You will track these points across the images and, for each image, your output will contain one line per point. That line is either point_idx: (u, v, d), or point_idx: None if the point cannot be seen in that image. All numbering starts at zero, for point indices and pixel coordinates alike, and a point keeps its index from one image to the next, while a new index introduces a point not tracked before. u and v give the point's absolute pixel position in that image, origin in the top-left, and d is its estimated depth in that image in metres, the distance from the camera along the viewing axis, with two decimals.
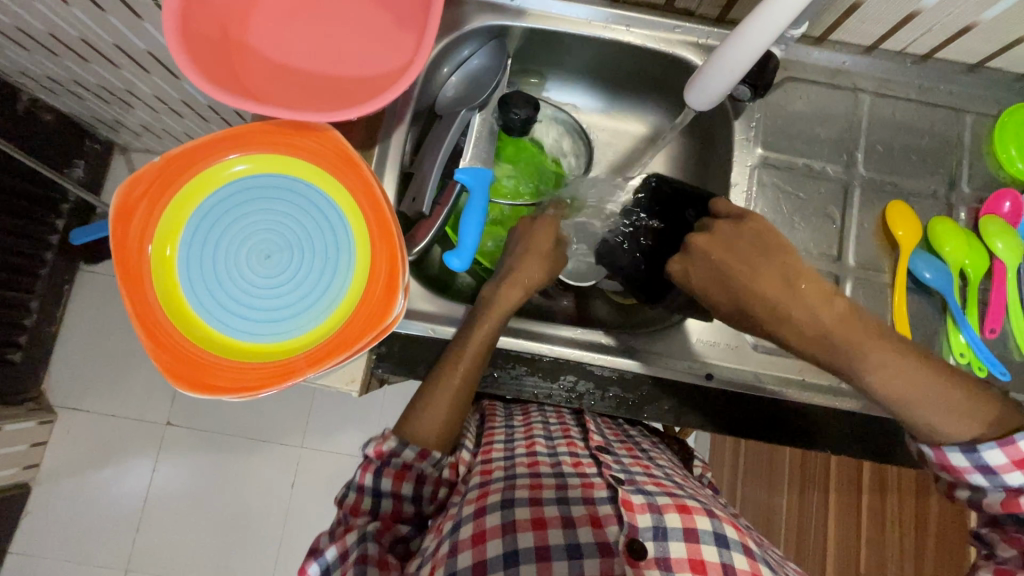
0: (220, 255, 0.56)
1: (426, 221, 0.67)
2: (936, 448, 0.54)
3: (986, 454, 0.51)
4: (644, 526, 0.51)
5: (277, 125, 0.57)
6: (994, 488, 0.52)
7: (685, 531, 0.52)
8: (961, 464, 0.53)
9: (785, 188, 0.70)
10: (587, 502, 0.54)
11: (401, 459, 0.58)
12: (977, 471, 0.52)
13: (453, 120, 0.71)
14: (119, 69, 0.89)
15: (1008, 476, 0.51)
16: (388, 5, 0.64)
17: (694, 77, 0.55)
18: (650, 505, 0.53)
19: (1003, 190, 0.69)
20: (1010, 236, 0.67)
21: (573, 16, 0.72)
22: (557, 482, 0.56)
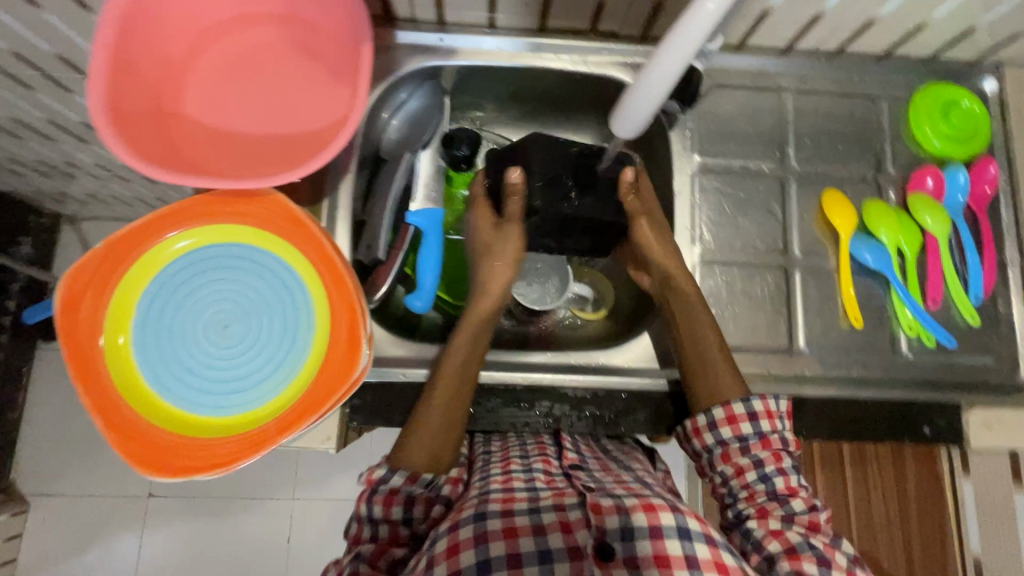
0: (176, 332, 0.56)
1: (384, 266, 0.68)
2: (726, 405, 0.60)
3: (753, 403, 0.60)
4: (611, 527, 0.51)
5: (220, 195, 0.57)
6: (756, 436, 0.60)
7: (651, 530, 0.51)
8: (741, 412, 0.60)
9: (725, 190, 0.73)
10: (558, 508, 0.54)
11: (389, 485, 0.56)
12: (747, 419, 0.60)
13: (399, 162, 0.73)
14: (55, 143, 0.87)
15: (762, 423, 0.60)
16: (323, 59, 0.64)
17: (617, 108, 0.56)
18: (618, 506, 0.52)
19: (925, 168, 0.73)
20: (936, 211, 0.71)
21: (505, 50, 0.74)
22: (529, 493, 0.55)
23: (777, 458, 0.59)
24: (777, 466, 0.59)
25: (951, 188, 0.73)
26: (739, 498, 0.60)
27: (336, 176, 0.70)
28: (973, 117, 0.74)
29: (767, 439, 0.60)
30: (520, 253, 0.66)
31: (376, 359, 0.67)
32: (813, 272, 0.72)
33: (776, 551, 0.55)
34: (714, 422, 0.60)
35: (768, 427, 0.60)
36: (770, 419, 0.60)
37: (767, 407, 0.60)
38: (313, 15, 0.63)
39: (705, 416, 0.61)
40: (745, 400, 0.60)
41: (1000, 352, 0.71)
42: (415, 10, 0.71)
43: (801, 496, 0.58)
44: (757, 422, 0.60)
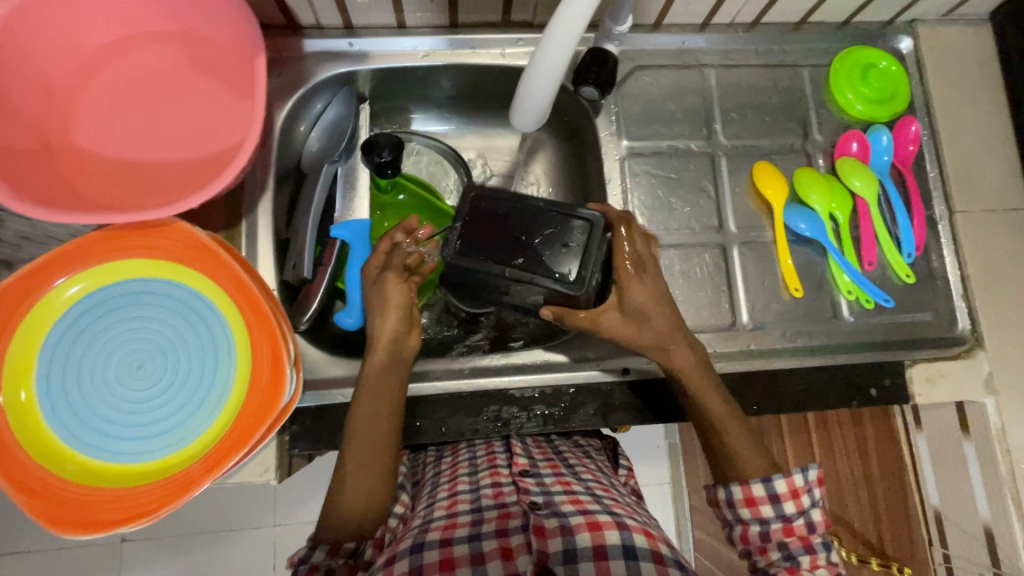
0: (84, 379, 0.52)
1: (312, 284, 0.66)
2: (743, 484, 0.60)
3: (776, 483, 0.59)
4: (553, 550, 0.52)
5: (119, 229, 0.54)
6: (777, 519, 0.59)
7: (594, 550, 0.52)
8: (759, 494, 0.59)
9: (656, 173, 0.73)
10: (500, 534, 0.54)
11: (310, 562, 0.55)
12: (768, 500, 0.59)
13: (319, 176, 0.71)
14: None
15: (787, 504, 0.59)
16: (222, 76, 0.61)
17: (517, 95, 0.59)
18: (562, 527, 0.54)
19: (848, 134, 0.73)
20: (863, 173, 0.71)
21: (419, 50, 0.72)
22: (473, 519, 0.56)
23: (805, 539, 0.59)
24: (803, 547, 0.59)
25: (875, 150, 0.73)
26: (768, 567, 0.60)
27: (252, 195, 0.67)
28: (891, 77, 0.75)
29: (789, 522, 0.59)
30: (406, 301, 0.62)
31: (312, 382, 0.64)
32: (751, 246, 0.71)
33: None
34: (733, 501, 0.61)
35: (792, 508, 0.59)
36: (796, 499, 0.59)
37: (794, 487, 0.59)
38: (204, 29, 0.60)
39: (724, 490, 0.61)
40: (766, 480, 0.59)
41: (938, 307, 0.71)
42: (319, 16, 0.69)
43: (824, 565, 0.58)
44: (781, 503, 0.59)
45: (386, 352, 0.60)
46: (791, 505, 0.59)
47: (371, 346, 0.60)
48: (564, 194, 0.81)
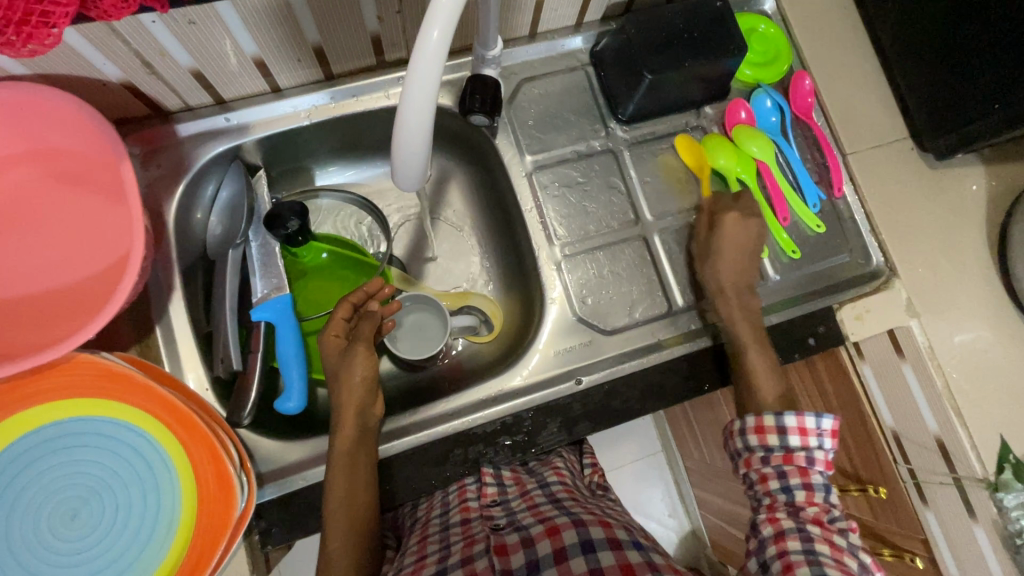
0: (13, 545, 0.48)
1: (244, 376, 0.63)
2: (755, 414, 0.62)
3: (785, 417, 0.61)
4: (517, 565, 0.51)
5: (13, 378, 0.50)
6: (782, 448, 0.61)
7: (555, 555, 0.50)
8: (796, 425, 0.60)
9: (564, 180, 0.73)
10: (465, 562, 0.53)
11: None
12: (806, 440, 0.60)
13: (226, 260, 0.67)
14: None
15: (791, 437, 0.60)
16: (89, 187, 0.57)
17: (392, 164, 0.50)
18: (523, 541, 0.53)
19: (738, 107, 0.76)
20: (759, 138, 0.74)
21: (301, 109, 0.70)
22: (440, 554, 0.55)
23: (805, 475, 0.60)
24: (801, 480, 0.60)
25: (761, 114, 0.78)
26: (755, 483, 0.63)
27: (160, 299, 0.63)
28: (771, 40, 0.78)
29: (791, 455, 0.60)
30: (372, 372, 0.62)
31: (267, 474, 0.62)
32: (671, 230, 0.73)
33: (767, 535, 0.58)
34: (744, 428, 0.63)
35: (797, 442, 0.60)
36: (804, 436, 0.60)
37: (805, 424, 0.60)
38: (58, 143, 0.56)
39: (739, 422, 0.64)
40: (775, 413, 0.61)
41: (852, 248, 0.77)
42: (185, 98, 0.65)
43: (817, 505, 0.59)
44: (786, 436, 0.60)
45: (355, 424, 0.59)
46: (795, 477, 0.60)
47: (338, 422, 0.59)
48: (484, 216, 0.82)
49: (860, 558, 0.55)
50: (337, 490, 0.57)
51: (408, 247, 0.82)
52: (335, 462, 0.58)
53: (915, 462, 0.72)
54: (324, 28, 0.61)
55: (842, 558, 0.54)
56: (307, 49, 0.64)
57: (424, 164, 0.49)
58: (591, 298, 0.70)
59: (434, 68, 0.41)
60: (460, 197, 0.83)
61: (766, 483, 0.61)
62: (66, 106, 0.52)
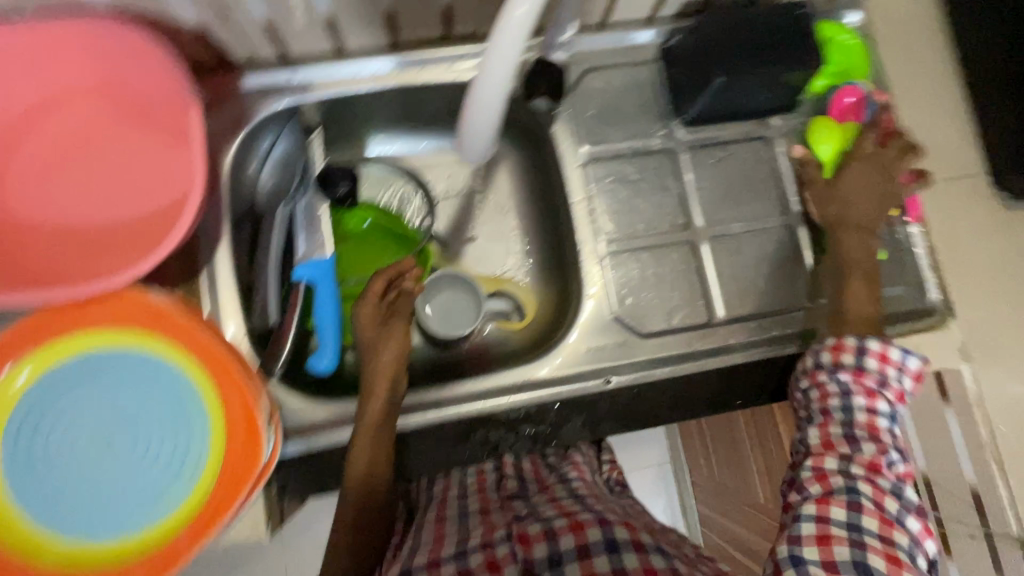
0: (50, 466, 0.50)
1: (280, 330, 0.64)
2: (838, 336, 0.59)
3: (869, 341, 0.58)
4: (539, 556, 0.50)
5: (64, 305, 0.52)
6: (853, 369, 0.57)
7: (579, 550, 0.49)
8: (879, 346, 0.57)
9: (618, 174, 0.72)
10: (485, 547, 0.52)
11: None
12: (885, 362, 0.57)
13: (275, 217, 0.69)
14: None
15: (870, 360, 0.57)
16: (153, 127, 0.58)
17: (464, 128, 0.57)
18: (546, 532, 0.52)
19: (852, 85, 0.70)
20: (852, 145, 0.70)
21: (362, 74, 0.70)
22: (459, 535, 0.55)
23: (874, 426, 0.55)
24: (866, 402, 0.56)
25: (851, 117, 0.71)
26: (812, 399, 0.59)
27: (207, 245, 0.64)
28: (851, 51, 0.72)
29: (862, 374, 0.57)
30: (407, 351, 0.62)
31: (292, 429, 0.62)
32: (721, 239, 0.71)
33: (812, 492, 0.54)
34: (821, 361, 0.59)
35: (873, 365, 0.57)
36: (881, 361, 0.57)
37: (884, 351, 0.57)
38: (127, 79, 0.57)
39: (814, 345, 0.61)
40: (859, 337, 0.58)
41: (909, 280, 0.72)
42: (254, 51, 0.66)
43: (879, 441, 0.55)
44: (865, 356, 0.57)
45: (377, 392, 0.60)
46: (860, 398, 0.57)
47: (370, 392, 0.59)
48: (530, 203, 0.81)
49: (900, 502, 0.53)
50: (360, 460, 0.57)
51: (451, 223, 0.81)
52: (363, 432, 0.58)
53: (944, 510, 0.69)
54: None
55: (882, 504, 0.52)
56: (378, 11, 0.64)
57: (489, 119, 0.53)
58: (630, 297, 0.69)
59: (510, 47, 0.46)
60: (508, 180, 0.82)
61: (824, 401, 0.58)
62: (141, 43, 0.53)
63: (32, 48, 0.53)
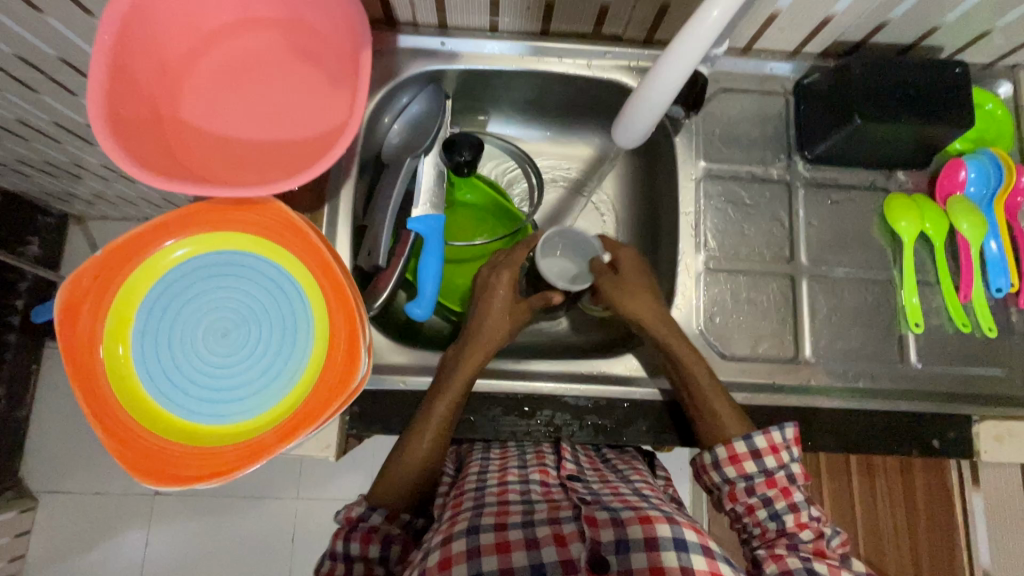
0: (174, 341, 0.55)
1: (385, 273, 0.68)
2: (728, 443, 0.60)
3: (755, 440, 0.59)
4: (606, 540, 0.51)
5: (217, 202, 0.57)
6: (761, 474, 0.59)
7: (646, 542, 0.50)
8: (743, 450, 0.60)
9: (731, 196, 0.72)
10: (553, 522, 0.52)
11: (368, 523, 0.57)
12: (750, 458, 0.60)
13: (400, 168, 0.72)
14: (76, 140, 0.93)
15: (768, 460, 0.59)
16: (321, 64, 0.63)
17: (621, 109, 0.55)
18: (614, 519, 0.52)
19: (962, 159, 0.71)
20: (973, 215, 0.69)
21: (506, 54, 0.74)
22: (524, 506, 0.55)
23: (788, 494, 0.58)
24: (787, 504, 0.58)
25: (971, 187, 0.71)
26: (742, 515, 0.61)
27: (336, 180, 0.69)
28: (996, 121, 0.72)
29: (772, 479, 0.59)
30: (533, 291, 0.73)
31: (377, 366, 0.67)
32: (821, 280, 0.70)
33: (771, 572, 0.55)
34: (718, 461, 0.61)
35: (773, 463, 0.59)
36: (776, 454, 0.59)
37: (773, 442, 0.59)
38: (312, 19, 0.63)
39: (710, 456, 0.62)
40: (745, 437, 0.60)
41: (1014, 364, 0.69)
42: (416, 13, 0.70)
43: (811, 527, 0.57)
44: (762, 460, 0.59)
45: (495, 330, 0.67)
46: (778, 501, 0.59)
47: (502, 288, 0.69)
48: (631, 208, 0.83)
49: (859, 572, 0.55)
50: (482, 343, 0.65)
51: (549, 211, 0.85)
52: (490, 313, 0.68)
53: None
54: None
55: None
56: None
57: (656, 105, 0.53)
58: (719, 317, 0.69)
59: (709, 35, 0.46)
60: (613, 183, 0.84)
61: (753, 513, 0.60)
62: None
63: None
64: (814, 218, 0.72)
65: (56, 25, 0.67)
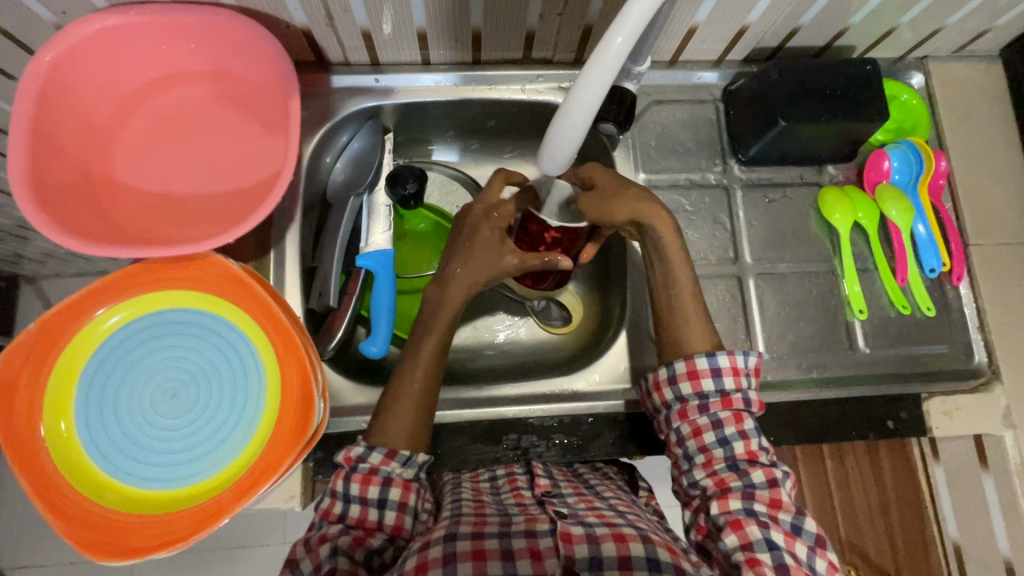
0: (120, 408, 0.54)
1: (337, 313, 0.68)
2: (687, 359, 0.61)
3: (718, 359, 0.60)
4: (580, 556, 0.51)
5: (157, 262, 0.56)
6: (716, 394, 0.60)
7: (620, 560, 0.51)
8: (704, 367, 0.60)
9: (672, 204, 0.74)
10: (529, 535, 0.53)
11: (367, 463, 0.58)
12: (709, 374, 0.60)
13: (345, 207, 0.72)
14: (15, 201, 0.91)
15: (726, 381, 0.60)
16: (254, 112, 0.63)
17: (544, 139, 0.56)
18: (588, 535, 0.53)
19: (885, 149, 0.74)
20: (899, 201, 0.72)
21: (439, 86, 0.75)
22: (501, 519, 0.55)
23: (739, 420, 0.59)
24: (737, 429, 0.59)
25: (897, 174, 0.74)
26: (685, 437, 0.60)
27: (281, 226, 0.69)
28: (911, 110, 0.76)
29: (727, 400, 0.60)
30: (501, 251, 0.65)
31: (339, 409, 0.66)
32: (767, 277, 0.72)
33: (731, 544, 0.54)
34: (674, 376, 0.61)
35: (731, 385, 0.60)
36: (735, 377, 0.60)
37: (735, 364, 0.60)
38: (241, 70, 0.62)
39: (667, 370, 0.62)
40: (709, 355, 0.61)
41: (954, 339, 0.72)
42: (348, 54, 0.71)
43: (761, 465, 0.58)
44: (720, 380, 0.60)
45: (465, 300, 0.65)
46: (730, 425, 0.59)
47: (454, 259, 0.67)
48: None
49: (807, 541, 0.55)
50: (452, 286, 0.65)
51: None
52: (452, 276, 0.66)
53: None
54: (491, 14, 0.65)
55: (795, 552, 0.54)
56: (466, 31, 0.68)
57: (584, 124, 0.52)
58: None
59: (612, 68, 0.46)
60: None
61: (699, 436, 0.60)
62: (261, 38, 0.59)
63: (160, 31, 0.58)
64: (753, 216, 0.74)
65: None
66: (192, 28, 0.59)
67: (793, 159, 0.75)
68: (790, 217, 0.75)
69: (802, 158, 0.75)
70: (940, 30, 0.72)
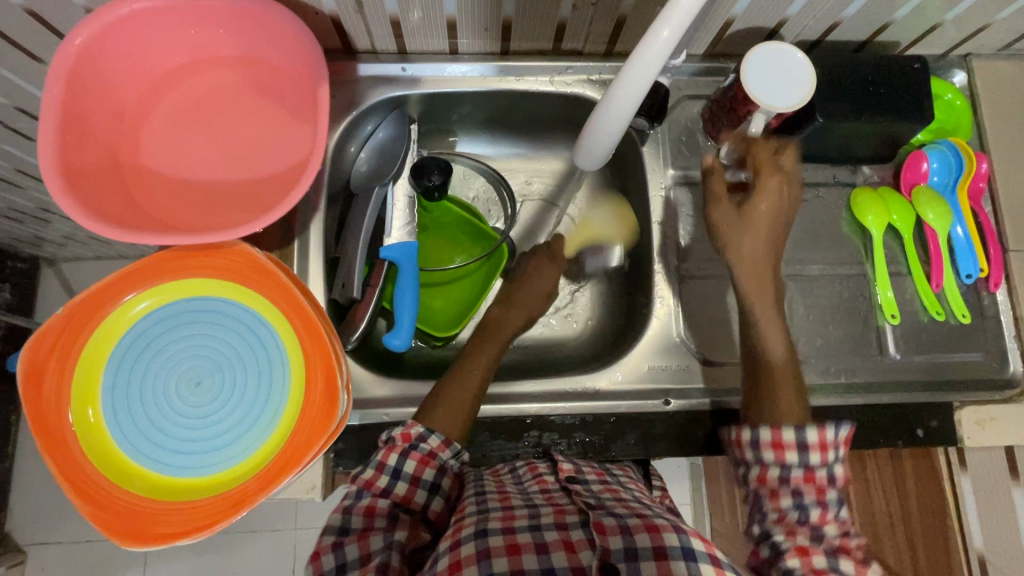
0: (146, 395, 0.54)
1: (361, 305, 0.68)
2: (774, 428, 0.56)
3: (805, 433, 0.55)
4: (615, 547, 0.50)
5: (184, 249, 0.56)
6: (800, 466, 0.55)
7: (656, 552, 0.50)
8: (790, 438, 0.55)
9: (701, 203, 0.73)
10: (560, 527, 0.53)
11: (428, 445, 0.58)
12: (794, 448, 0.55)
13: (369, 197, 0.71)
14: (39, 184, 0.91)
15: (813, 455, 0.55)
16: (281, 99, 0.63)
17: (592, 114, 0.53)
18: (621, 526, 0.52)
19: (925, 150, 0.72)
20: (938, 205, 0.70)
21: (466, 75, 0.73)
22: (530, 512, 0.55)
23: (822, 493, 0.54)
24: (817, 500, 0.54)
25: (936, 174, 0.72)
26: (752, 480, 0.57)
27: (306, 215, 0.69)
28: (955, 111, 0.73)
29: (812, 475, 0.55)
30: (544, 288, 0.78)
31: (360, 401, 0.66)
32: (797, 278, 0.71)
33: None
34: (758, 442, 0.57)
35: (818, 460, 0.55)
36: (822, 452, 0.55)
37: (823, 439, 0.55)
38: (269, 56, 0.62)
39: (749, 430, 0.57)
40: (797, 428, 0.56)
41: (989, 347, 0.70)
42: (375, 41, 0.70)
43: (833, 520, 0.54)
44: (806, 453, 0.55)
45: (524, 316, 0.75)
46: (809, 494, 0.55)
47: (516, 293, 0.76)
48: None
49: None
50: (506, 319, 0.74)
51: (526, 224, 0.85)
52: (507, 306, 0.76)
53: None
54: (523, 3, 0.63)
55: None
56: (497, 20, 0.66)
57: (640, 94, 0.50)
58: (699, 324, 0.70)
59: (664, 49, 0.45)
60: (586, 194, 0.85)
61: (777, 499, 0.55)
62: (290, 24, 0.58)
63: (189, 15, 0.58)
64: None
65: (7, 74, 0.65)
66: (221, 12, 0.58)
67: (831, 156, 0.72)
68: (822, 217, 0.73)
69: (841, 155, 0.72)
70: (986, 26, 0.70)
